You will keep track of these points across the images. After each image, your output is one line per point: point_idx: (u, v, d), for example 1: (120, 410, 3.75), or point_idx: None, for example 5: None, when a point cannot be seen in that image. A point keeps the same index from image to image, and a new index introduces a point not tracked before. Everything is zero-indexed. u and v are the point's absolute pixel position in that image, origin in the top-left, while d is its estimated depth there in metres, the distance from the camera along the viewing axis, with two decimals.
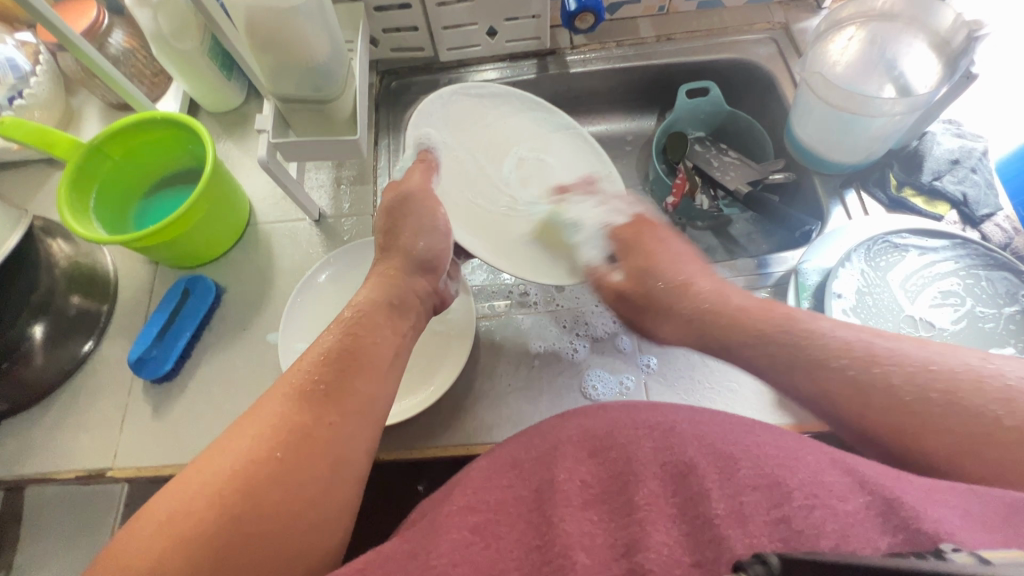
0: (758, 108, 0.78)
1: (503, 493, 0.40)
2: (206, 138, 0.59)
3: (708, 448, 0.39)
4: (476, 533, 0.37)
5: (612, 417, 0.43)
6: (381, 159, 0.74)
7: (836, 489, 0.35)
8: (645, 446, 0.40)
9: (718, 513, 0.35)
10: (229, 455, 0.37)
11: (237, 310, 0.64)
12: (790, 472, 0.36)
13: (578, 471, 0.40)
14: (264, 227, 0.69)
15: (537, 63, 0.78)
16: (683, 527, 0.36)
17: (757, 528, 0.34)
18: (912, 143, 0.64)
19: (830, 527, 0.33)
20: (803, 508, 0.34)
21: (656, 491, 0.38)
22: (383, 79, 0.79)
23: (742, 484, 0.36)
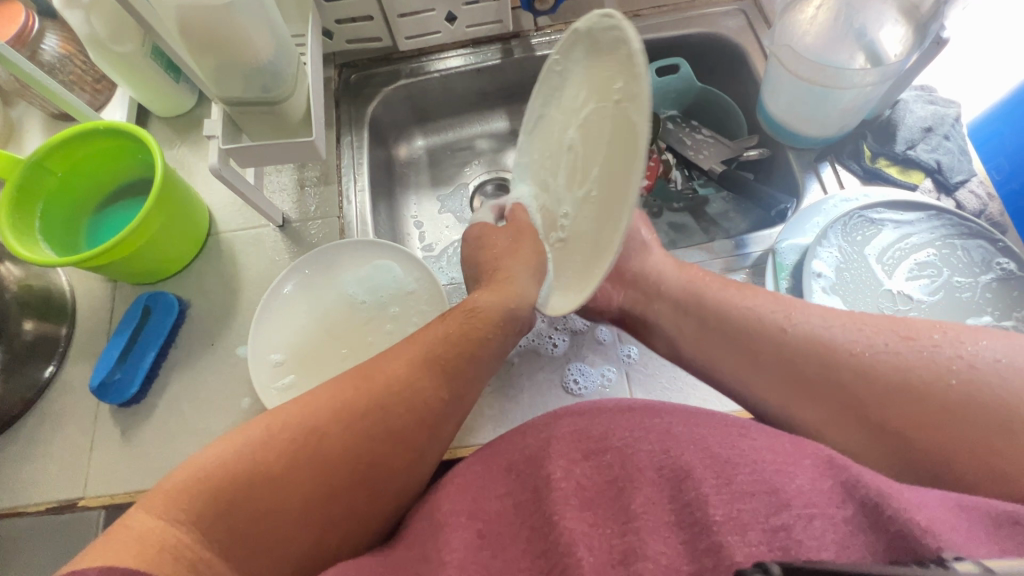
0: (729, 83, 0.76)
1: (501, 500, 0.42)
2: (153, 145, 0.56)
3: (705, 451, 0.39)
4: (483, 537, 0.39)
5: (606, 413, 0.45)
6: (345, 156, 0.71)
7: (830, 494, 0.36)
8: (643, 449, 0.41)
9: (717, 519, 0.35)
10: (308, 425, 0.44)
11: (203, 325, 0.62)
12: (789, 479, 0.37)
13: (572, 472, 0.41)
14: (226, 236, 0.66)
15: (500, 48, 0.76)
16: (682, 535, 0.36)
17: (756, 535, 0.34)
18: (885, 111, 0.62)
19: (829, 539, 0.34)
20: (802, 518, 0.34)
21: (652, 498, 0.39)
22: (342, 72, 0.75)
23: (741, 490, 0.36)
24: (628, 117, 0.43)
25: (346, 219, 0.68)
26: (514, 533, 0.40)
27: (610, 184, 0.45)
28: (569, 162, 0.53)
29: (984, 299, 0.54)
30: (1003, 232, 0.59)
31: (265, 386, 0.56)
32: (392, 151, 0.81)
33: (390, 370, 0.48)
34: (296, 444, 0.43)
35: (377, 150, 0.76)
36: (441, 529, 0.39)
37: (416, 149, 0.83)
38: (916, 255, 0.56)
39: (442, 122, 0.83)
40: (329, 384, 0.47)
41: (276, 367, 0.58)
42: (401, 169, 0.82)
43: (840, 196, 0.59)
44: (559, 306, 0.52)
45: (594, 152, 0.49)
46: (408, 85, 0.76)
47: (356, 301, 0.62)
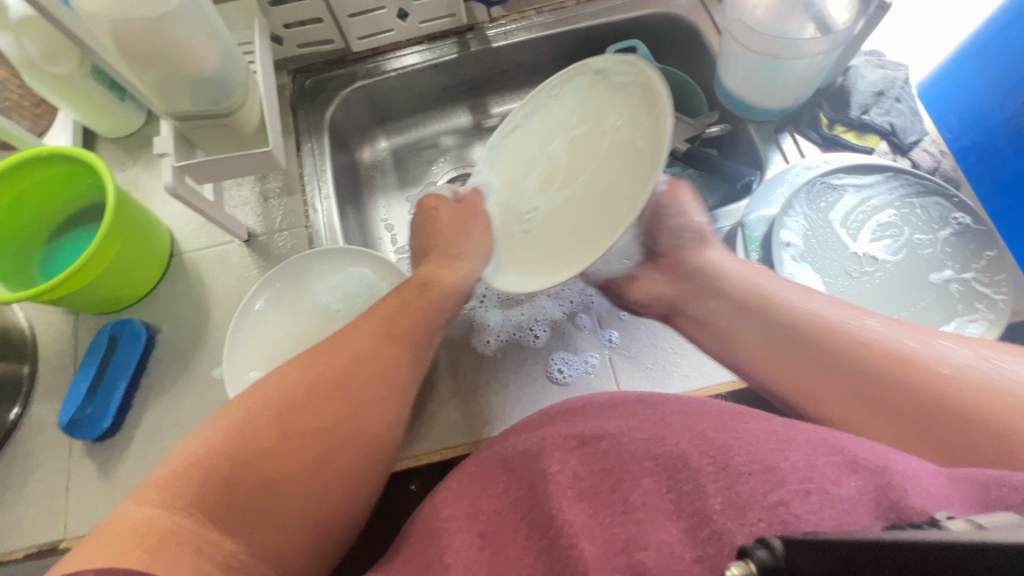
0: (686, 62, 0.76)
1: (500, 500, 0.42)
2: (102, 167, 0.53)
3: (701, 438, 0.39)
4: (484, 538, 0.39)
5: (602, 409, 0.45)
6: (306, 164, 0.69)
7: (827, 470, 0.35)
8: (635, 438, 0.41)
9: (716, 507, 0.36)
10: (283, 399, 0.45)
11: (175, 349, 0.60)
12: (782, 456, 0.37)
13: (568, 461, 0.41)
14: (190, 256, 0.64)
15: (456, 42, 0.75)
16: (682, 523, 0.37)
17: (755, 515, 0.34)
18: (837, 79, 0.64)
19: (826, 512, 0.33)
20: (799, 493, 0.34)
21: (651, 489, 0.39)
22: (296, 78, 0.73)
23: (737, 472, 0.37)
24: (630, 141, 0.52)
25: (313, 227, 0.66)
26: (518, 529, 0.40)
27: (602, 191, 0.52)
28: (548, 166, 0.59)
29: (945, 253, 0.55)
30: (958, 186, 0.61)
31: None
32: (356, 155, 0.79)
33: (390, 365, 0.50)
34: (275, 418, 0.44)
35: (340, 155, 0.75)
36: (442, 534, 0.40)
37: (380, 151, 0.81)
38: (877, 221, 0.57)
39: (404, 122, 0.82)
40: (303, 363, 0.48)
41: None
42: (367, 172, 0.81)
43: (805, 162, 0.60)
44: (514, 285, 0.55)
45: (591, 154, 0.55)
46: (366, 87, 0.74)
47: (329, 310, 0.61)
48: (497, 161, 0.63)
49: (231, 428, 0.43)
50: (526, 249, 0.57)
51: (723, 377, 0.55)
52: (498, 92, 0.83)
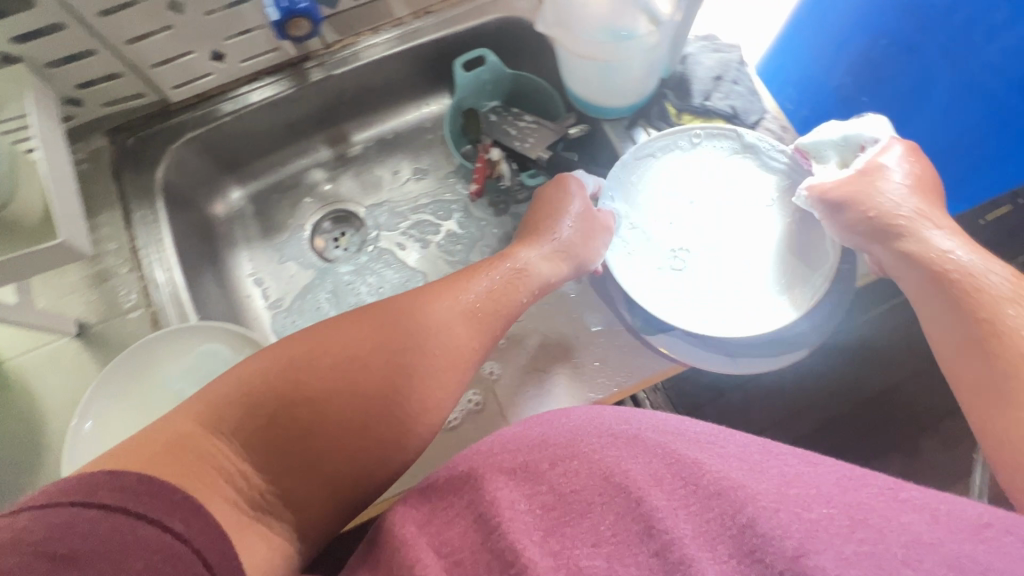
0: (538, 65, 0.75)
1: (461, 524, 0.37)
2: None
3: (658, 456, 0.39)
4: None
5: (577, 427, 0.42)
6: (140, 234, 0.62)
7: (798, 497, 0.35)
8: (610, 454, 0.39)
9: (687, 534, 0.34)
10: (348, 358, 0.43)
11: (6, 475, 0.52)
12: (756, 479, 0.36)
13: (512, 486, 0.38)
14: (11, 363, 0.56)
15: (293, 75, 0.69)
16: (647, 549, 0.35)
17: (724, 549, 0.34)
18: (677, 68, 0.64)
19: (877, 546, 0.32)
20: (810, 522, 0.33)
21: (619, 514, 0.36)
22: (114, 139, 0.65)
23: (705, 499, 0.36)
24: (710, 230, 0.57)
25: (158, 305, 0.60)
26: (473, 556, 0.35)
27: (742, 273, 0.56)
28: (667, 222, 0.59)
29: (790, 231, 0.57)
30: None
31: None
32: (207, 211, 0.73)
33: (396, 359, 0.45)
34: (345, 369, 0.42)
35: (184, 216, 0.68)
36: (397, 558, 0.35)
37: (235, 202, 0.75)
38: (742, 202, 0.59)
39: (257, 165, 0.76)
40: (280, 354, 0.43)
41: None
42: (224, 227, 0.74)
43: (703, 129, 0.60)
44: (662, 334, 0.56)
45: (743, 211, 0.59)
46: (199, 137, 0.68)
47: (181, 395, 0.55)
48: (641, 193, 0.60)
49: (253, 393, 0.40)
50: (660, 295, 0.56)
51: (604, 390, 0.56)
52: (354, 119, 0.78)
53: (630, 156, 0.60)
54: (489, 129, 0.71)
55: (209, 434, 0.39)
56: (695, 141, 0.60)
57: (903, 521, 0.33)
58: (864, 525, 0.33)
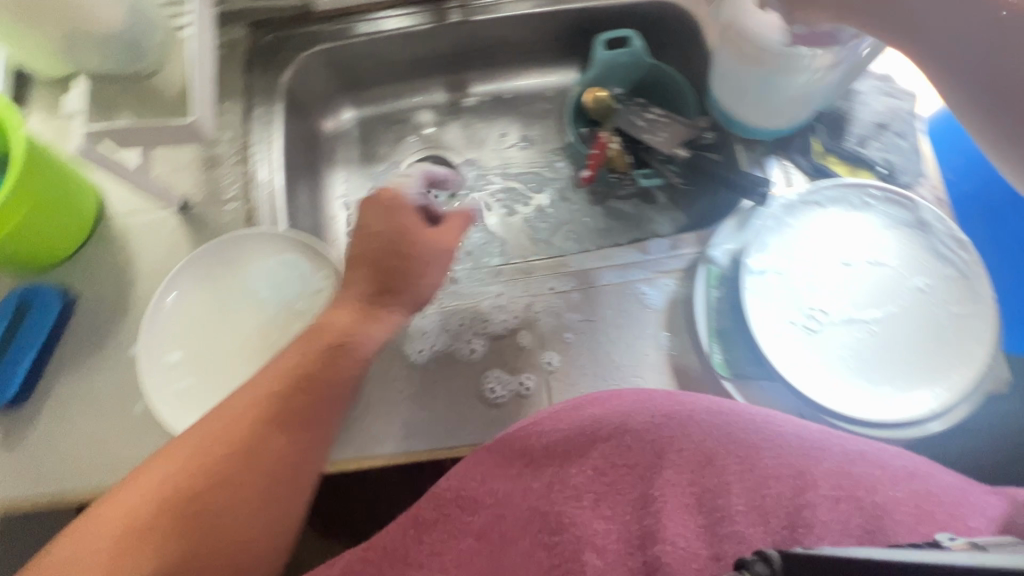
0: (683, 60, 0.70)
1: (523, 485, 0.46)
2: (9, 115, 0.49)
3: (699, 445, 0.45)
4: (482, 540, 0.45)
5: (622, 404, 0.47)
6: (255, 131, 0.64)
7: (824, 488, 0.42)
8: (655, 437, 0.45)
9: (741, 510, 0.42)
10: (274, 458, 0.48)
11: (93, 319, 0.57)
12: (817, 463, 0.42)
13: (553, 461, 0.46)
14: (119, 219, 0.60)
15: (434, 10, 0.68)
16: (702, 520, 0.43)
17: (775, 521, 0.41)
18: (839, 103, 0.58)
19: (849, 521, 0.40)
20: (829, 500, 0.41)
21: (673, 481, 0.44)
22: (254, 32, 0.67)
23: (766, 482, 0.43)
24: (860, 294, 0.51)
25: (255, 202, 0.62)
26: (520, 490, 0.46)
27: (884, 352, 0.49)
28: (815, 272, 0.52)
29: (942, 317, 0.49)
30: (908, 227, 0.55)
31: (155, 389, 0.52)
32: (318, 124, 0.74)
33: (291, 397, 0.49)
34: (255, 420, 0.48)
35: (297, 124, 0.69)
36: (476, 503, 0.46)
37: (345, 122, 0.76)
38: (899, 282, 0.51)
39: (374, 92, 0.76)
40: (198, 433, 0.47)
41: (170, 369, 0.54)
42: (330, 144, 0.75)
43: (883, 189, 0.52)
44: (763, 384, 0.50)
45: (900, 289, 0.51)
46: (331, 50, 0.68)
47: (257, 301, 0.57)
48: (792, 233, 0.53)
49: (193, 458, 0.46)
50: (785, 347, 0.49)
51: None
52: (478, 69, 0.76)
53: (797, 198, 0.53)
54: (614, 115, 0.67)
55: (133, 527, 0.43)
56: (868, 201, 0.53)
57: (881, 490, 0.41)
58: (850, 489, 0.41)
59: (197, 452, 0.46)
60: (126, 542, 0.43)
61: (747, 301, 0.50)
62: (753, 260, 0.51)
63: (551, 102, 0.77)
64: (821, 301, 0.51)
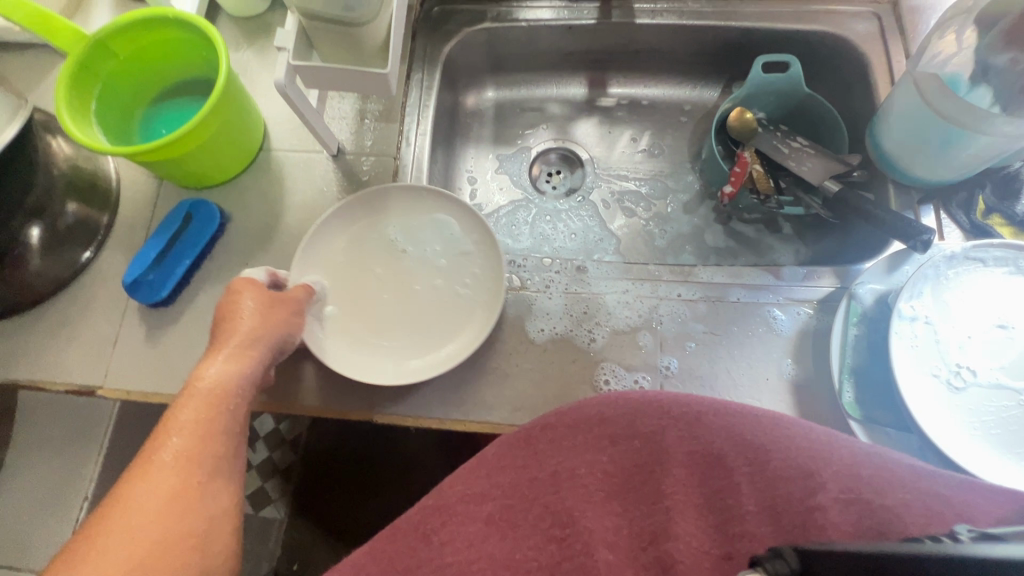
0: (839, 95, 0.69)
1: (515, 473, 0.39)
2: (220, 44, 0.53)
3: (733, 439, 0.39)
4: (493, 524, 0.37)
5: (631, 399, 0.41)
6: (411, 94, 0.67)
7: (833, 505, 0.35)
8: (671, 433, 0.40)
9: (748, 509, 0.37)
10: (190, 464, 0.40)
11: (241, 241, 0.61)
12: (814, 468, 0.37)
13: (571, 453, 0.40)
14: (278, 154, 0.64)
15: (599, 7, 0.69)
16: (711, 519, 0.38)
17: (784, 526, 0.36)
18: (1014, 163, 0.55)
19: (870, 522, 0.34)
20: (838, 501, 0.35)
21: (684, 480, 0.39)
22: (425, 3, 0.70)
23: (772, 484, 0.37)
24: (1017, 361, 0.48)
25: (402, 160, 0.64)
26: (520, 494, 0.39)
27: None
28: (968, 329, 0.50)
29: None
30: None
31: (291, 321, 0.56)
32: (460, 98, 0.76)
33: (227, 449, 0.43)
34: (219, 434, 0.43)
35: (445, 94, 0.72)
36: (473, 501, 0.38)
37: (485, 100, 0.78)
38: None
39: (516, 76, 0.78)
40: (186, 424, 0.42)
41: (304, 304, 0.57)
42: (466, 119, 0.78)
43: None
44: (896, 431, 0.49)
45: None
46: (493, 30, 0.70)
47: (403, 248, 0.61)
48: (948, 284, 0.51)
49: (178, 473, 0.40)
50: (925, 398, 0.48)
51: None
52: (623, 72, 0.77)
53: (961, 251, 0.51)
54: (756, 138, 0.66)
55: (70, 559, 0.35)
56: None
57: (889, 492, 0.34)
58: (862, 491, 0.35)
59: (206, 407, 0.43)
60: (159, 502, 0.39)
61: (893, 344, 0.49)
62: (905, 306, 0.50)
63: (689, 115, 0.77)
64: (969, 359, 0.49)
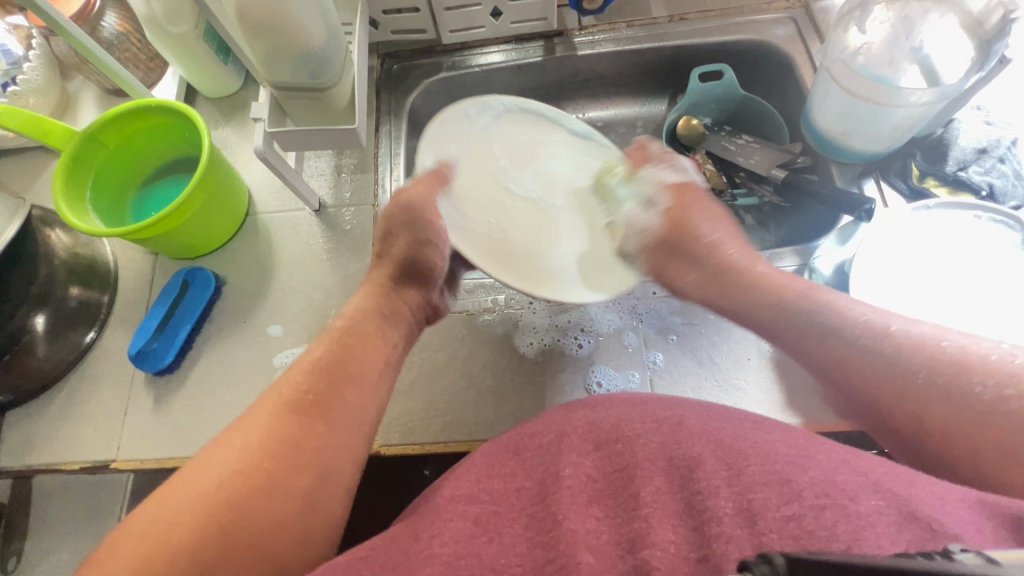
0: (774, 93, 0.75)
1: (507, 486, 0.41)
2: (200, 123, 0.57)
3: (717, 444, 0.40)
4: (480, 525, 0.38)
5: (618, 408, 0.45)
6: (382, 146, 0.72)
7: (847, 489, 0.35)
8: (650, 442, 0.41)
9: (726, 511, 0.35)
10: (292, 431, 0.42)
11: (237, 301, 0.64)
12: (800, 471, 0.37)
13: (585, 461, 0.41)
14: (264, 217, 0.68)
15: (543, 45, 0.76)
16: (688, 523, 0.36)
17: (767, 525, 0.34)
18: (937, 130, 0.61)
19: (841, 529, 0.33)
20: (814, 507, 0.34)
21: (661, 488, 0.38)
22: (384, 62, 0.76)
23: (753, 480, 0.37)
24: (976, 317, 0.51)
25: (380, 206, 0.68)
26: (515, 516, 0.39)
27: None
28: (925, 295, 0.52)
29: None
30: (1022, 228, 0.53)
31: None
32: None
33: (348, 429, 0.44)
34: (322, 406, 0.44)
35: (414, 141, 0.77)
36: (439, 516, 0.38)
37: None
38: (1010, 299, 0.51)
39: None
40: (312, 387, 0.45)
41: None
42: None
43: (990, 212, 0.54)
44: None
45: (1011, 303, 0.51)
46: (449, 78, 0.76)
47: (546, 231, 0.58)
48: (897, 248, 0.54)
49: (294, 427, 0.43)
50: None
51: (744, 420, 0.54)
52: (576, 100, 0.82)
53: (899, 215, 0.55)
54: (705, 142, 0.71)
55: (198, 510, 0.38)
56: (975, 222, 0.54)
57: (860, 499, 0.34)
58: (836, 496, 0.35)
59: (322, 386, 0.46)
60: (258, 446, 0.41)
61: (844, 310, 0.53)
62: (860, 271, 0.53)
63: (642, 131, 0.82)
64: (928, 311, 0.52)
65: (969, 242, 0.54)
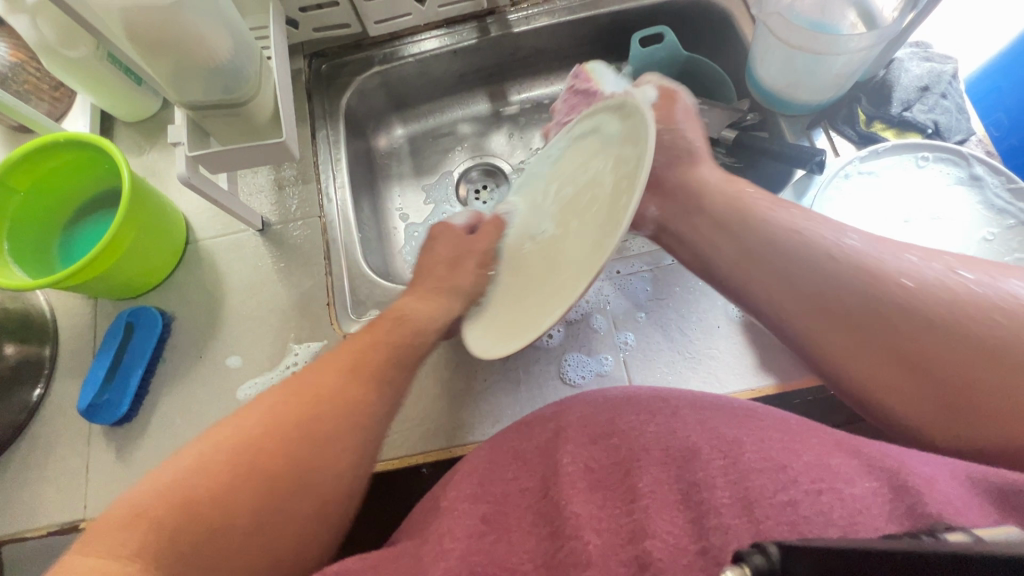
0: (716, 50, 0.73)
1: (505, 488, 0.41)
2: (117, 154, 0.53)
3: (712, 433, 0.39)
4: (487, 523, 0.39)
5: (610, 402, 0.44)
6: (321, 152, 0.68)
7: (841, 470, 0.36)
8: (647, 431, 0.41)
9: (722, 501, 0.35)
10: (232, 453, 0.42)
11: (190, 335, 0.61)
12: (793, 455, 0.37)
13: (581, 455, 0.41)
14: (206, 243, 0.64)
15: (476, 26, 0.72)
16: (687, 516, 0.36)
17: (763, 512, 0.34)
18: (880, 71, 0.59)
19: (835, 514, 0.33)
20: (810, 493, 0.34)
21: (658, 479, 0.38)
22: (312, 63, 0.72)
23: (748, 467, 0.37)
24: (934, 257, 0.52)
25: (328, 217, 0.65)
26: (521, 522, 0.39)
27: None
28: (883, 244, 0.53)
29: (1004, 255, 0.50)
30: (970, 163, 0.53)
31: None
32: (371, 142, 0.78)
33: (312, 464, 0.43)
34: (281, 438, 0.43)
35: (355, 142, 0.73)
36: (445, 514, 0.39)
37: (396, 138, 0.80)
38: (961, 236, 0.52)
39: (420, 108, 0.80)
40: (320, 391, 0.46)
41: None
42: (382, 160, 0.79)
43: (937, 151, 0.55)
44: None
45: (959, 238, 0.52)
46: (382, 72, 0.73)
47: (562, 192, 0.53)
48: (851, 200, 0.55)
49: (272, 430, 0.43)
50: None
51: (720, 390, 0.54)
52: (517, 79, 0.79)
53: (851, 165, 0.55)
54: None
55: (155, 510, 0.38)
56: (923, 164, 0.55)
57: (856, 482, 0.35)
58: (830, 480, 0.35)
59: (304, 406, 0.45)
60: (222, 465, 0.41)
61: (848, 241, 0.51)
62: None
63: None
64: None
65: (920, 186, 0.54)
